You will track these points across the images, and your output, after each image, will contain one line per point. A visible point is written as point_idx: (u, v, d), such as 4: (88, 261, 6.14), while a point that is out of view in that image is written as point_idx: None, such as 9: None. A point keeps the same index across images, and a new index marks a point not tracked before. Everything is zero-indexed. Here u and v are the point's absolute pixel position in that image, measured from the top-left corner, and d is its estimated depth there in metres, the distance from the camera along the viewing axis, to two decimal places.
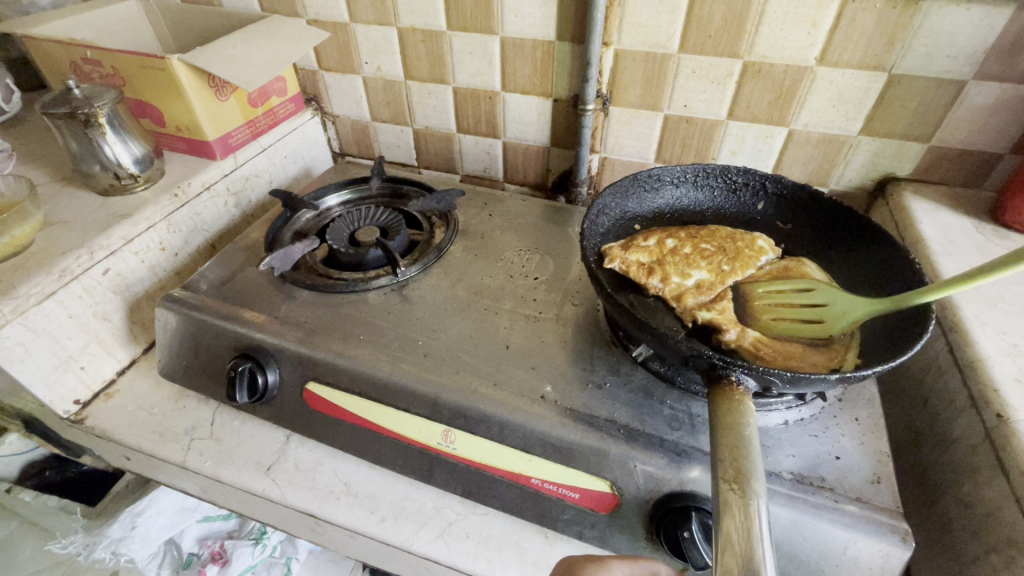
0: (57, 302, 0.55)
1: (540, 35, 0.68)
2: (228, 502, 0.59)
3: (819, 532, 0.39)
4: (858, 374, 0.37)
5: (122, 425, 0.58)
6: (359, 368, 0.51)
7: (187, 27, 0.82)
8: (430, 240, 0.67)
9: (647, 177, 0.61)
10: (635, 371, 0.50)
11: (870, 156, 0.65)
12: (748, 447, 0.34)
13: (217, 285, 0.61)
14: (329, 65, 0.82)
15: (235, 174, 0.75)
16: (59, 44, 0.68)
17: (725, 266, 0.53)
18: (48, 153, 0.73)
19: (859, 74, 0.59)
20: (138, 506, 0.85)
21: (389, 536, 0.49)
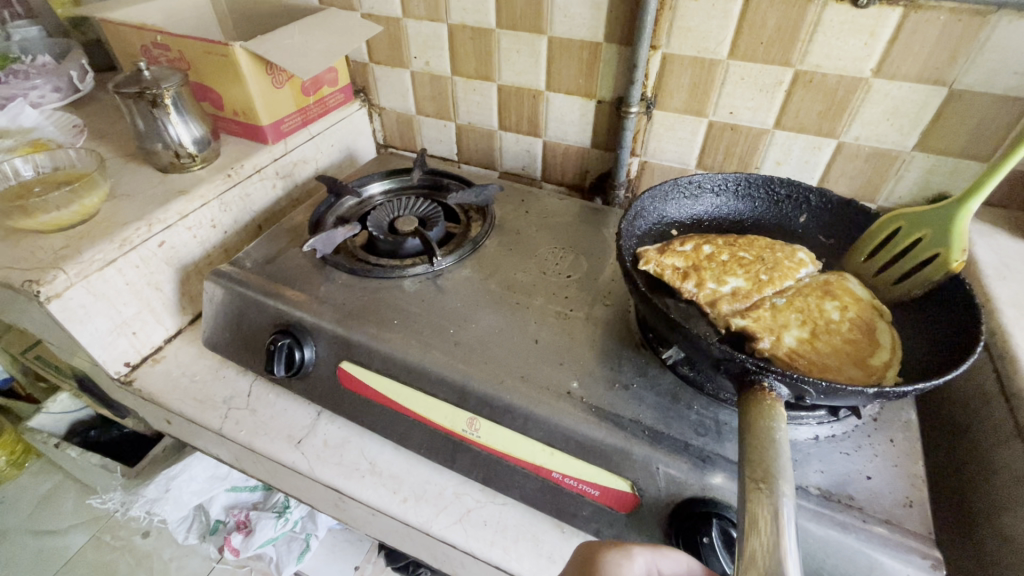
0: (117, 269, 0.58)
1: (588, 37, 0.68)
2: (258, 471, 0.61)
3: (845, 551, 0.38)
4: (898, 391, 0.37)
5: (167, 390, 0.62)
6: (391, 351, 0.52)
7: (249, 17, 0.86)
8: (466, 232, 0.68)
9: (687, 182, 0.61)
10: (663, 374, 0.50)
11: (923, 172, 0.62)
12: (777, 451, 0.33)
13: (262, 263, 0.64)
14: (379, 58, 0.84)
15: (284, 159, 0.78)
16: (132, 28, 0.73)
17: (763, 275, 0.53)
18: (115, 130, 0.78)
19: (916, 88, 0.57)
20: (173, 470, 0.88)
21: (410, 516, 0.50)
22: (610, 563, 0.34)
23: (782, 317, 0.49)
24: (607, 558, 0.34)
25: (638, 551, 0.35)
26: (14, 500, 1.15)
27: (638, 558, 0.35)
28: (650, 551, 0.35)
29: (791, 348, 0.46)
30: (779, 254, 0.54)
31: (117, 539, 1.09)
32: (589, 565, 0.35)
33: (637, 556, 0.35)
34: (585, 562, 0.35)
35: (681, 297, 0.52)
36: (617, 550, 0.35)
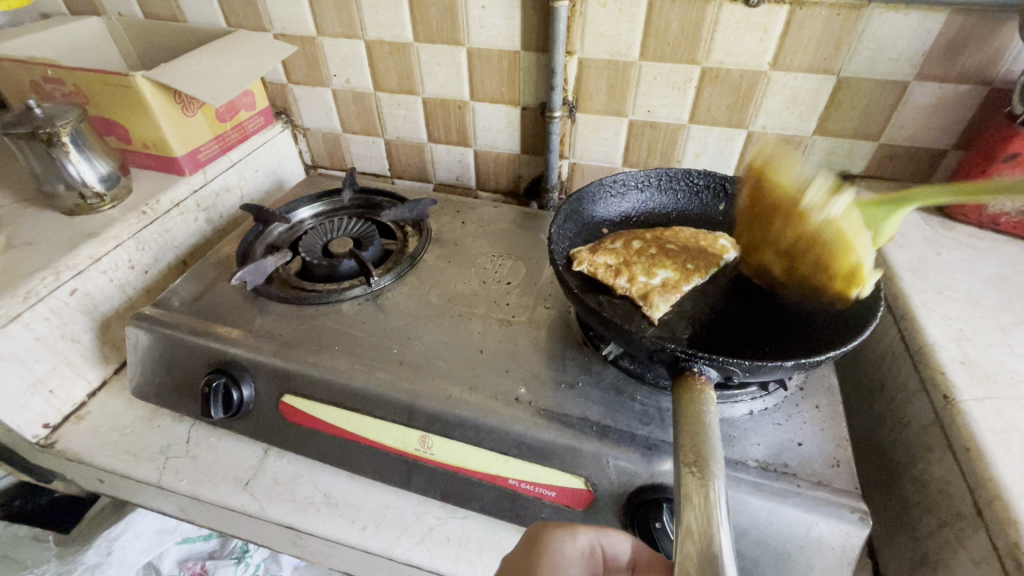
0: (23, 325, 0.54)
1: (506, 46, 0.70)
2: (206, 520, 0.58)
3: (784, 516, 0.41)
4: (813, 361, 0.40)
5: (95, 447, 0.57)
6: (334, 379, 0.51)
7: (152, 43, 0.81)
8: (403, 249, 0.68)
9: (613, 181, 0.63)
10: (607, 369, 0.52)
11: (824, 154, 0.67)
12: (708, 432, 0.35)
13: (188, 302, 0.61)
14: (297, 78, 0.82)
15: (205, 189, 0.74)
16: (17, 63, 0.67)
17: (690, 264, 0.55)
18: (9, 174, 0.72)
19: (809, 77, 0.62)
20: (114, 531, 0.82)
21: (371, 544, 0.49)
22: (554, 543, 0.35)
23: None
24: (552, 539, 0.35)
25: (582, 531, 0.36)
26: None
27: (582, 537, 0.36)
28: (594, 531, 0.36)
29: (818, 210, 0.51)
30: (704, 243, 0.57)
31: None
32: (535, 546, 0.36)
33: (582, 535, 0.36)
34: (531, 544, 0.36)
35: (615, 293, 0.54)
36: (560, 530, 0.36)
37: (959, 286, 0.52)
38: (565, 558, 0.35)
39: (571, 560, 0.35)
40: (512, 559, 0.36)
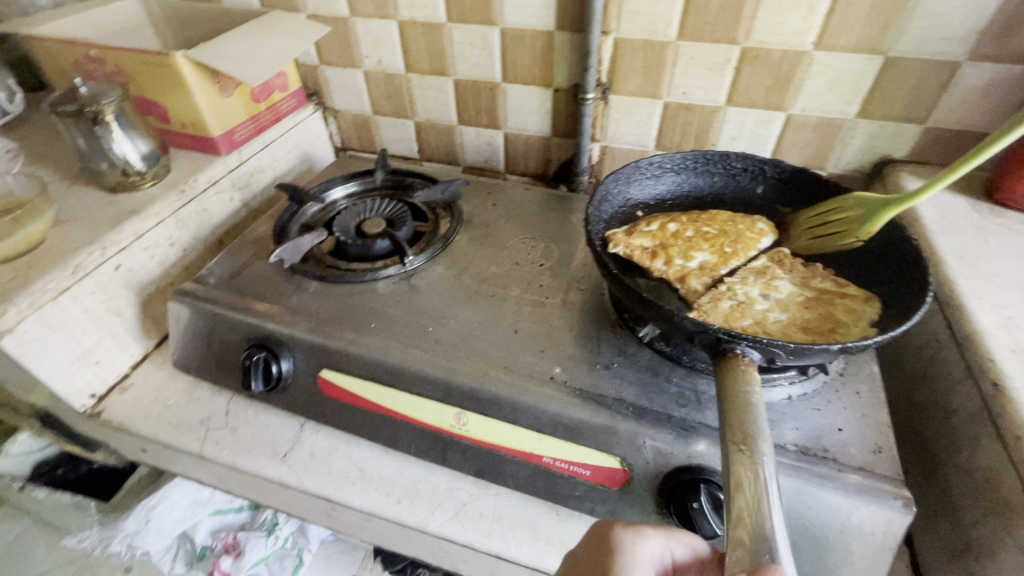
0: (72, 298, 0.56)
1: (540, 25, 0.69)
2: (244, 490, 0.60)
3: (823, 501, 0.41)
4: (860, 345, 0.39)
5: (139, 417, 0.59)
6: (371, 355, 0.52)
7: (187, 25, 0.82)
8: (435, 230, 0.68)
9: (648, 163, 0.62)
10: (641, 351, 0.52)
11: (867, 138, 0.66)
12: (753, 413, 0.35)
13: (227, 279, 0.62)
14: (329, 60, 0.82)
15: (240, 169, 0.75)
16: (61, 43, 0.69)
17: (727, 248, 0.55)
18: (53, 152, 0.74)
19: (855, 57, 0.60)
20: (152, 500, 0.85)
21: (406, 517, 0.50)
22: (623, 542, 0.35)
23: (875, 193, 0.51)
24: (621, 538, 0.35)
25: (652, 533, 0.36)
26: None
27: (652, 540, 0.35)
28: (663, 534, 0.36)
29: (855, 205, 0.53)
30: (742, 227, 0.57)
31: None
32: (604, 544, 0.36)
33: (651, 538, 0.35)
34: (601, 541, 0.36)
35: (651, 275, 0.54)
36: (629, 530, 0.36)
37: (1009, 274, 0.50)
38: (635, 558, 0.34)
39: (641, 561, 0.34)
40: (579, 555, 0.36)
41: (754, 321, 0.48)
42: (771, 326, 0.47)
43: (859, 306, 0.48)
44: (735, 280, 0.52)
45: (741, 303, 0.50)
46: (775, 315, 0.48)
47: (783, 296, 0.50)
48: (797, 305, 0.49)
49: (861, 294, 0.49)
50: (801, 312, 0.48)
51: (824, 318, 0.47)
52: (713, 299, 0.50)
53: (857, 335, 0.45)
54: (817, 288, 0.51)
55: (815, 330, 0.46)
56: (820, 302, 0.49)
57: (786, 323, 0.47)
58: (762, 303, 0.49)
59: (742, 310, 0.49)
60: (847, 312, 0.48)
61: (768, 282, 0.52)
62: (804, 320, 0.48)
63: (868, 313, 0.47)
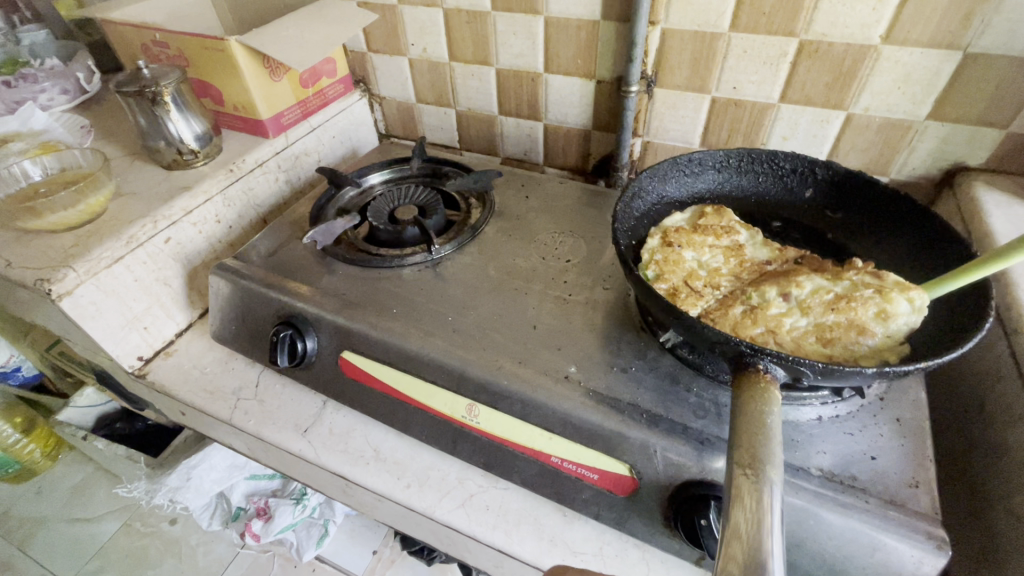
0: (125, 266, 0.60)
1: (585, 14, 0.67)
2: (270, 460, 0.63)
3: (845, 533, 0.38)
4: (900, 369, 0.36)
5: (178, 382, 0.63)
6: (391, 340, 0.52)
7: (248, 11, 0.86)
8: (466, 219, 0.68)
9: (688, 159, 0.59)
10: (663, 357, 0.50)
11: (937, 143, 0.60)
12: (767, 434, 0.33)
13: (265, 257, 0.64)
14: (377, 47, 0.84)
15: (286, 151, 0.78)
16: (132, 27, 0.73)
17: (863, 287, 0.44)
18: (122, 130, 0.79)
19: (928, 53, 0.54)
20: (193, 460, 0.91)
21: (413, 502, 0.51)
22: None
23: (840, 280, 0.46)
24: None
25: None
26: (51, 488, 1.25)
27: None
28: None
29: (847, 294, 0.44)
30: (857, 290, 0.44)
31: (147, 526, 1.18)
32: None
33: None
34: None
35: (689, 258, 0.52)
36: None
37: None
38: None
39: None
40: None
41: (766, 330, 0.44)
42: (785, 336, 0.43)
43: (892, 303, 0.42)
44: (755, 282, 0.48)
45: (754, 307, 0.46)
46: (792, 322, 0.44)
47: (805, 294, 0.45)
48: (822, 305, 0.44)
49: (900, 285, 0.43)
50: (824, 315, 0.43)
51: (850, 325, 0.42)
52: (724, 305, 0.47)
53: (886, 353, 0.42)
54: (849, 282, 0.45)
55: (835, 338, 0.42)
56: (848, 300, 0.43)
57: (805, 330, 0.43)
58: (782, 306, 0.45)
59: (755, 316, 0.45)
60: (874, 315, 0.42)
61: (788, 279, 0.46)
62: (827, 325, 0.43)
63: (902, 317, 0.42)
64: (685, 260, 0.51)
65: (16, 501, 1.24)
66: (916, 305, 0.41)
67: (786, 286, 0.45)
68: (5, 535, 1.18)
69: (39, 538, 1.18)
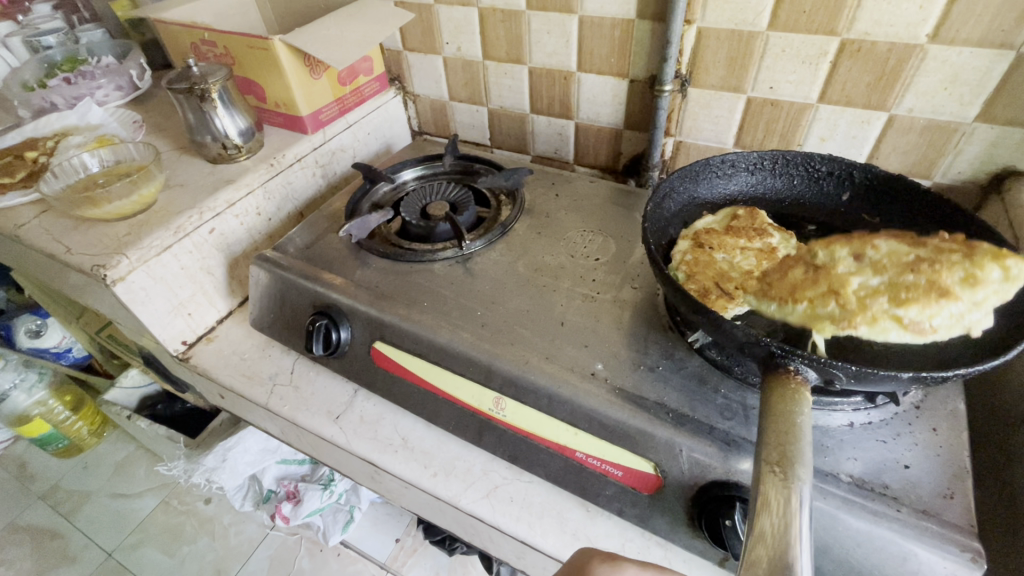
0: (172, 255, 0.63)
1: (620, 13, 0.67)
2: (302, 445, 0.65)
3: (875, 540, 0.37)
4: (936, 376, 0.35)
5: (218, 366, 0.66)
6: (420, 332, 0.54)
7: (290, 11, 0.89)
8: (496, 216, 0.69)
9: (721, 161, 0.59)
10: (690, 357, 0.50)
11: (986, 145, 0.58)
12: (797, 435, 0.32)
13: (302, 249, 0.67)
14: (413, 45, 0.85)
15: (324, 147, 0.81)
16: (183, 27, 0.77)
17: (957, 254, 0.40)
18: (170, 125, 0.83)
19: (979, 52, 0.52)
20: (229, 442, 0.94)
21: (439, 490, 0.52)
22: None
23: (925, 246, 0.42)
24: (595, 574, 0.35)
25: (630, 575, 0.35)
26: (96, 464, 1.33)
27: None
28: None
29: (927, 257, 0.41)
30: (949, 253, 0.40)
31: (183, 504, 1.23)
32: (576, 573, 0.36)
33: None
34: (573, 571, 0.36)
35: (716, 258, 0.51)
36: (606, 567, 0.35)
37: None
38: None
39: None
40: None
41: (829, 291, 0.43)
42: (849, 298, 0.42)
43: (981, 270, 0.38)
44: (822, 242, 0.47)
45: (819, 267, 0.45)
46: (861, 280, 0.42)
47: (880, 256, 0.43)
48: (899, 266, 0.41)
49: (994, 252, 0.39)
50: (899, 275, 0.41)
51: (931, 287, 0.39)
52: (784, 269, 0.47)
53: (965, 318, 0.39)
54: (932, 247, 0.42)
55: (909, 297, 0.40)
56: (931, 262, 0.40)
57: (875, 288, 0.41)
58: (855, 270, 0.43)
59: (817, 278, 0.44)
60: (960, 280, 0.39)
61: (862, 241, 0.44)
62: (902, 285, 0.40)
63: (992, 285, 0.38)
64: (716, 261, 0.51)
65: (65, 475, 1.32)
66: (1011, 274, 0.38)
67: (859, 247, 0.44)
68: (54, 506, 1.26)
69: (84, 510, 1.24)
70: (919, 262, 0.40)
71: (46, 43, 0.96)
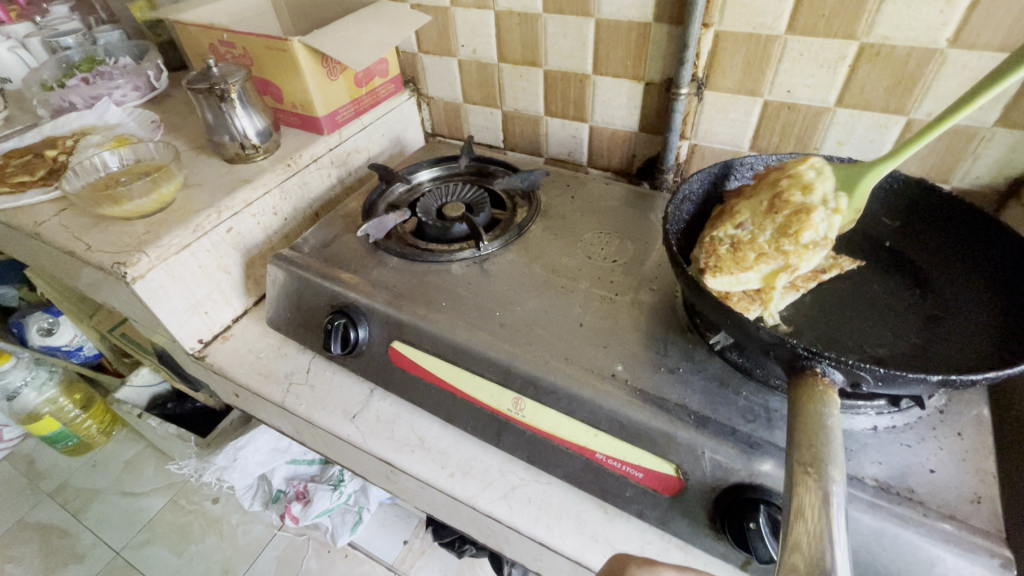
0: (191, 253, 0.63)
1: (637, 17, 0.67)
2: (317, 444, 0.65)
3: (902, 545, 0.37)
4: (965, 380, 0.35)
5: (234, 364, 0.67)
6: (439, 332, 0.54)
7: (306, 13, 0.89)
8: (512, 218, 0.69)
9: (740, 164, 0.59)
10: (710, 360, 0.50)
11: (1006, 150, 0.57)
12: (827, 437, 0.32)
13: (319, 248, 0.67)
14: (427, 48, 0.86)
15: (340, 148, 0.81)
16: (201, 28, 0.77)
17: (783, 181, 0.49)
18: (187, 125, 0.84)
19: (999, 57, 0.52)
20: (240, 441, 0.94)
21: (457, 491, 0.52)
22: None
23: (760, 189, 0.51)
24: None
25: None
26: (105, 462, 1.33)
27: None
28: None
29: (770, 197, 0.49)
30: (779, 187, 0.49)
31: (191, 503, 1.24)
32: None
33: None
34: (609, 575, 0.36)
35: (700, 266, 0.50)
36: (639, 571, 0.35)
37: None
38: None
39: None
40: None
41: (757, 254, 0.47)
42: (774, 252, 0.46)
43: (813, 185, 0.48)
44: (715, 228, 0.51)
45: (733, 244, 0.48)
46: (762, 235, 0.47)
47: (750, 216, 0.49)
48: (766, 215, 0.48)
49: (798, 165, 0.50)
50: (778, 215, 0.47)
51: (799, 209, 0.46)
52: (709, 250, 0.49)
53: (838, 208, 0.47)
54: (770, 186, 0.50)
55: (798, 229, 0.46)
56: (780, 197, 0.48)
57: (775, 238, 0.47)
58: (742, 231, 0.49)
59: (741, 250, 0.47)
60: (803, 194, 0.47)
61: (732, 215, 0.51)
62: (784, 225, 0.46)
63: (825, 189, 0.48)
64: None
65: (74, 472, 1.32)
66: (820, 174, 0.49)
67: (735, 220, 0.50)
68: (63, 504, 1.26)
69: (93, 508, 1.25)
70: (773, 199, 0.48)
71: (64, 44, 0.97)
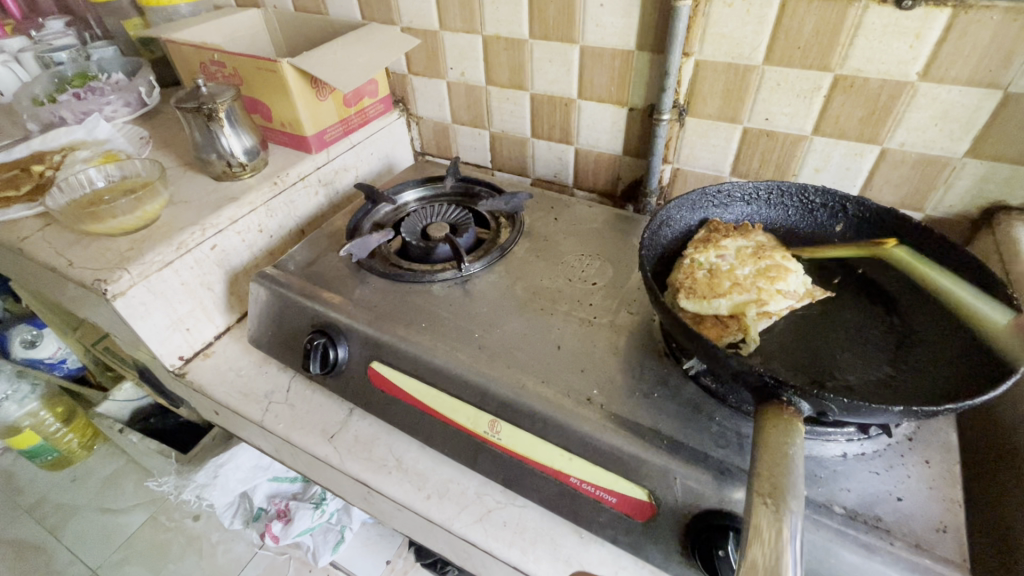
0: (173, 270, 0.64)
1: (620, 45, 0.69)
2: (296, 464, 0.65)
3: (867, 574, 0.37)
4: (928, 410, 0.35)
5: (214, 382, 0.66)
6: (418, 353, 0.54)
7: (299, 33, 0.91)
8: (495, 239, 0.70)
9: (717, 191, 0.60)
10: (685, 385, 0.50)
11: (976, 180, 0.59)
12: (789, 467, 0.33)
13: (302, 267, 0.67)
14: (417, 69, 0.87)
15: (327, 167, 0.82)
16: (193, 48, 0.79)
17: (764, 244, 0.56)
18: (176, 141, 0.84)
19: (967, 91, 0.54)
20: (221, 458, 0.93)
21: (433, 514, 0.52)
22: None
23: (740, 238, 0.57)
24: None
25: None
26: (85, 477, 1.31)
27: None
28: None
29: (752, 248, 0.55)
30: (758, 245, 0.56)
31: (171, 521, 1.21)
32: None
33: None
34: None
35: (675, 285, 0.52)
36: None
37: None
38: None
39: None
40: None
41: (731, 284, 0.51)
42: (748, 287, 0.51)
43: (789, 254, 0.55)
44: (695, 252, 0.55)
45: (711, 271, 0.52)
46: (739, 271, 0.53)
47: (733, 254, 0.54)
48: (750, 258, 0.54)
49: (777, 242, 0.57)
50: (757, 262, 0.53)
51: (775, 267, 0.53)
52: (688, 273, 0.52)
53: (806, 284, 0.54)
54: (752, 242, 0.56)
55: (775, 276, 0.52)
56: (761, 252, 0.55)
57: (749, 278, 0.52)
58: (723, 261, 0.53)
59: (717, 277, 0.51)
60: (783, 259, 0.54)
61: (716, 245, 0.55)
62: (763, 270, 0.53)
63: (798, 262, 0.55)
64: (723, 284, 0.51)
65: (53, 488, 1.30)
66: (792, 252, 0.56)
67: (718, 249, 0.54)
68: (39, 520, 1.24)
69: (70, 525, 1.22)
70: (755, 250, 0.55)
71: (58, 59, 0.98)
